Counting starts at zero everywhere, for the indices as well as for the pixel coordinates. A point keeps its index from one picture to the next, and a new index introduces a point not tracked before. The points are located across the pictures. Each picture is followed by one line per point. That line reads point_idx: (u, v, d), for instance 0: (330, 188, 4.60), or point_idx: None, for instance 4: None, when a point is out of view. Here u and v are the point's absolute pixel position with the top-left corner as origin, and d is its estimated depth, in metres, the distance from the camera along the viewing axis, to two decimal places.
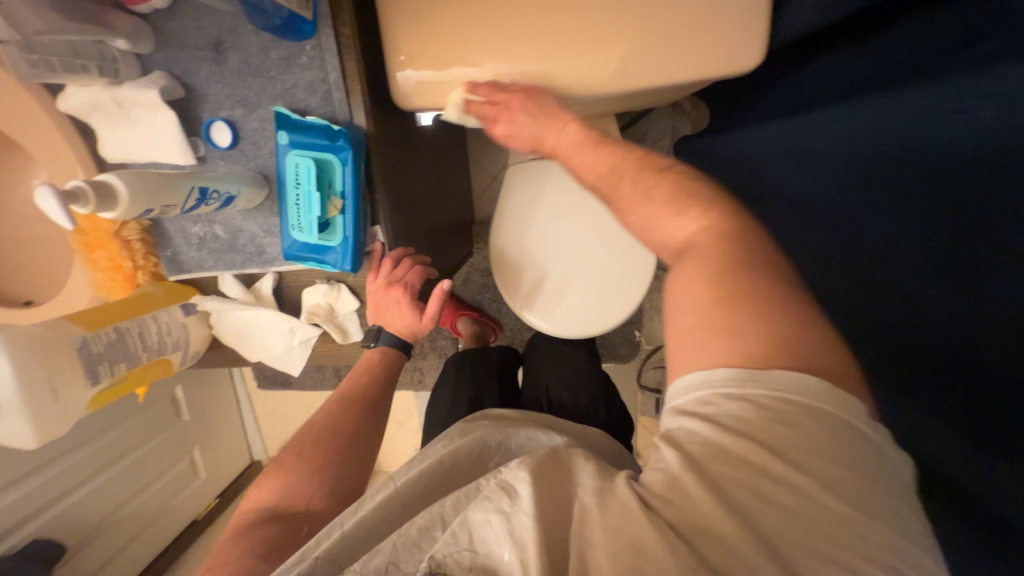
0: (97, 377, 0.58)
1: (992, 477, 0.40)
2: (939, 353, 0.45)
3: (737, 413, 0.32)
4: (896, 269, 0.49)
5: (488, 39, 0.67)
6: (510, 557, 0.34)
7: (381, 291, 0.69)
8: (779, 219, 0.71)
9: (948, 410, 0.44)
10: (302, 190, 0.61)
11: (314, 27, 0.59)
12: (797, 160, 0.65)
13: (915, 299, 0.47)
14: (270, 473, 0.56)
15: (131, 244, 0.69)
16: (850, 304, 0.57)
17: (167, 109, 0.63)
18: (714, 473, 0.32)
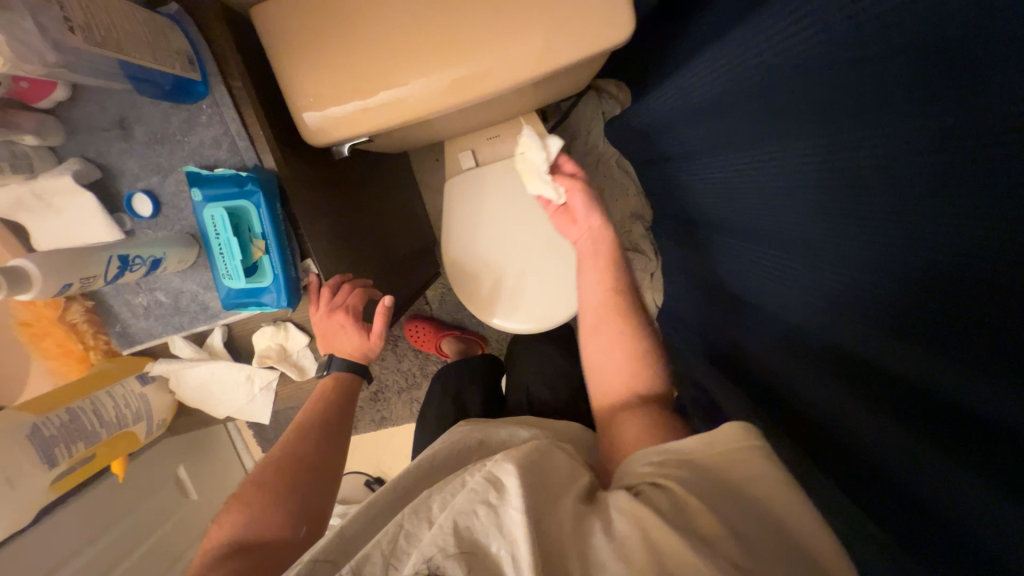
0: (54, 459, 0.59)
1: (990, 408, 0.37)
2: (918, 277, 0.40)
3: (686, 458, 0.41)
4: (854, 188, 0.45)
5: (382, 66, 0.73)
6: (499, 550, 0.35)
7: (322, 318, 0.70)
8: (730, 164, 0.68)
9: (929, 341, 0.41)
10: (222, 238, 0.63)
11: (206, 87, 0.63)
12: (733, 95, 0.62)
13: (886, 223, 0.42)
14: (232, 509, 0.55)
15: (78, 326, 0.70)
16: (818, 242, 0.53)
17: (86, 191, 0.66)
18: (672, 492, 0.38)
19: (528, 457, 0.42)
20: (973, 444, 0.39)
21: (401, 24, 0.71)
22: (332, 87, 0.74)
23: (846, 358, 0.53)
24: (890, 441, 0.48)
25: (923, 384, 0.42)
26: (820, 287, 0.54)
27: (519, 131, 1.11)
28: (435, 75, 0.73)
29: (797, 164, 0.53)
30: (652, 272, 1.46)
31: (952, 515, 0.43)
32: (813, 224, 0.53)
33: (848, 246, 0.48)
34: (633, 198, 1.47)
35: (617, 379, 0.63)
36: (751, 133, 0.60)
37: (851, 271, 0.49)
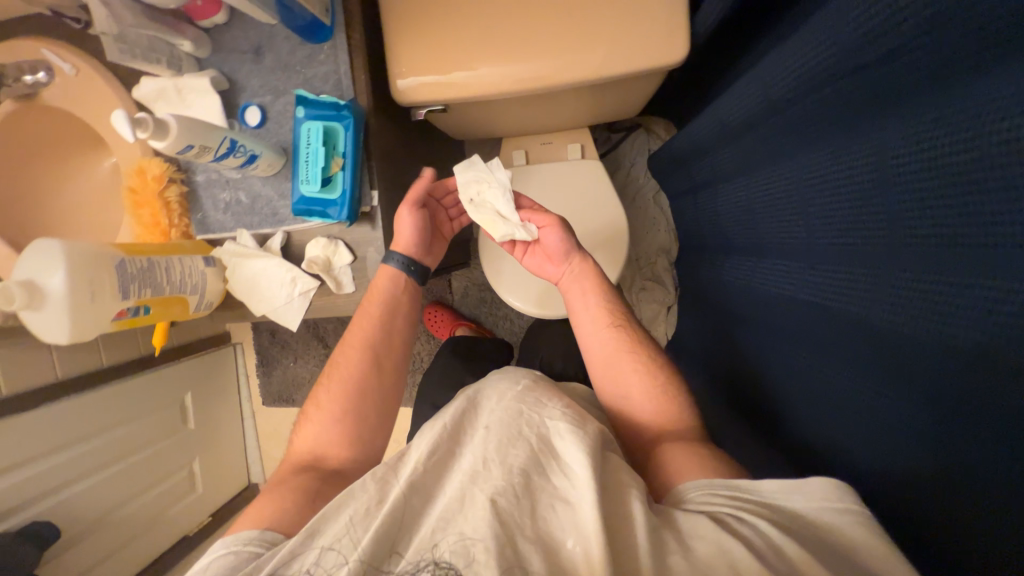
0: (128, 293, 0.69)
1: (1010, 422, 0.43)
2: (942, 306, 0.48)
3: (753, 495, 0.51)
4: (888, 222, 0.54)
5: (471, 50, 0.87)
6: (573, 546, 0.46)
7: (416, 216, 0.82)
8: (768, 194, 0.78)
9: (953, 363, 0.47)
10: (311, 148, 0.75)
11: (330, 33, 0.78)
12: (777, 129, 0.71)
13: (919, 259, 0.51)
14: (308, 424, 0.70)
15: (170, 205, 0.83)
16: (848, 271, 0.61)
17: (214, 94, 0.80)
18: (745, 516, 0.48)
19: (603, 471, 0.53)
20: (1008, 461, 0.44)
21: (493, 19, 0.86)
22: (427, 58, 0.88)
23: (870, 377, 0.59)
24: (914, 453, 0.54)
25: (951, 409, 0.49)
26: (855, 323, 0.61)
27: (568, 142, 1.25)
28: (512, 64, 0.86)
29: (836, 203, 0.62)
30: (670, 304, 1.51)
31: (972, 520, 0.48)
32: (849, 257, 0.61)
33: (880, 276, 0.56)
34: (663, 233, 1.55)
35: (639, 410, 0.72)
36: (795, 173, 0.70)
37: (879, 298, 0.56)
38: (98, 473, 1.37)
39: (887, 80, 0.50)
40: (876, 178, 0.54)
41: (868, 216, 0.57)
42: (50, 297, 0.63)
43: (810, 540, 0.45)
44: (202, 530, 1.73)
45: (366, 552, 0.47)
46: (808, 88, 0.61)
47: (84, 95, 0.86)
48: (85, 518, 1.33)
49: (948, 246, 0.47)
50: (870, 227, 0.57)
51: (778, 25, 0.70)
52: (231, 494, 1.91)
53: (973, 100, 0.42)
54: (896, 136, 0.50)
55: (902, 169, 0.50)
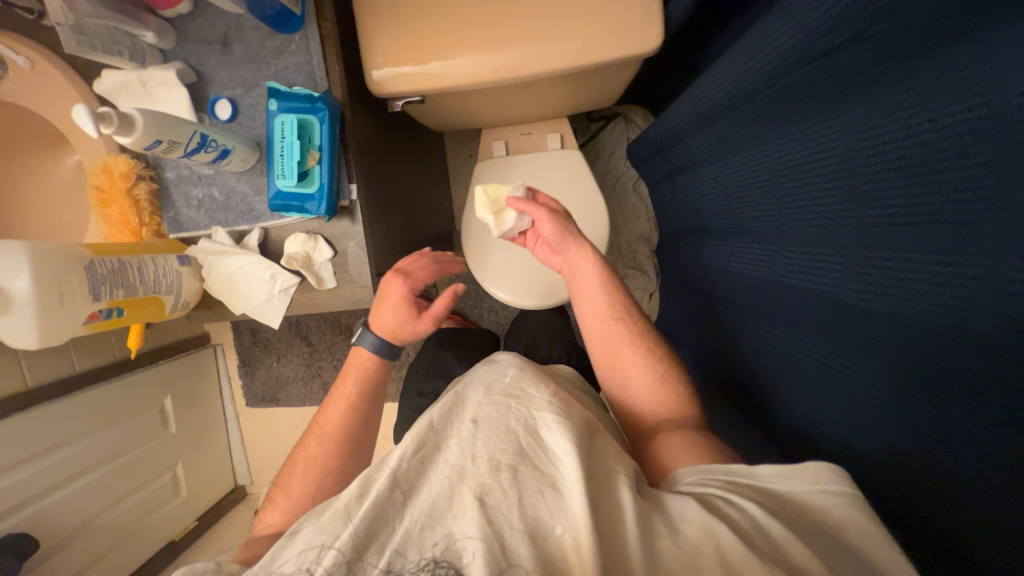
0: (99, 295, 0.67)
1: (978, 385, 0.45)
2: (911, 279, 0.50)
3: (747, 479, 0.53)
4: (859, 201, 0.56)
5: (448, 39, 0.86)
6: (563, 533, 0.47)
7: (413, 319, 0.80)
8: (742, 173, 0.80)
9: (925, 333, 0.50)
10: (286, 141, 0.74)
11: (301, 22, 0.76)
12: (751, 111, 0.72)
13: (889, 236, 0.53)
14: (276, 504, 0.69)
15: (140, 203, 0.81)
16: (822, 250, 0.64)
17: (181, 87, 0.77)
18: (735, 500, 0.50)
19: (592, 462, 0.53)
20: (974, 421, 0.47)
21: (469, 6, 0.85)
22: (402, 48, 0.87)
23: (845, 349, 0.62)
24: (888, 420, 0.57)
25: (922, 377, 0.51)
26: (830, 305, 0.63)
27: (548, 132, 1.26)
28: (489, 54, 0.85)
29: (809, 184, 0.64)
30: (651, 291, 1.54)
31: (945, 478, 0.51)
32: (822, 236, 0.64)
33: (853, 252, 0.58)
34: (643, 220, 1.57)
35: (642, 399, 0.73)
36: (769, 156, 0.71)
37: (853, 274, 0.58)
38: (77, 481, 1.34)
39: (850, 63, 0.52)
40: (846, 158, 0.56)
41: (840, 195, 0.59)
42: (14, 302, 0.60)
43: (793, 522, 0.48)
44: (189, 533, 1.71)
45: (350, 548, 0.48)
46: (776, 77, 0.63)
47: (42, 89, 0.82)
48: (64, 527, 1.30)
49: (914, 223, 0.49)
50: (842, 206, 0.59)
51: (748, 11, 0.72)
52: (217, 495, 1.89)
53: (935, 83, 0.44)
54: (864, 118, 0.52)
55: (871, 149, 0.52)
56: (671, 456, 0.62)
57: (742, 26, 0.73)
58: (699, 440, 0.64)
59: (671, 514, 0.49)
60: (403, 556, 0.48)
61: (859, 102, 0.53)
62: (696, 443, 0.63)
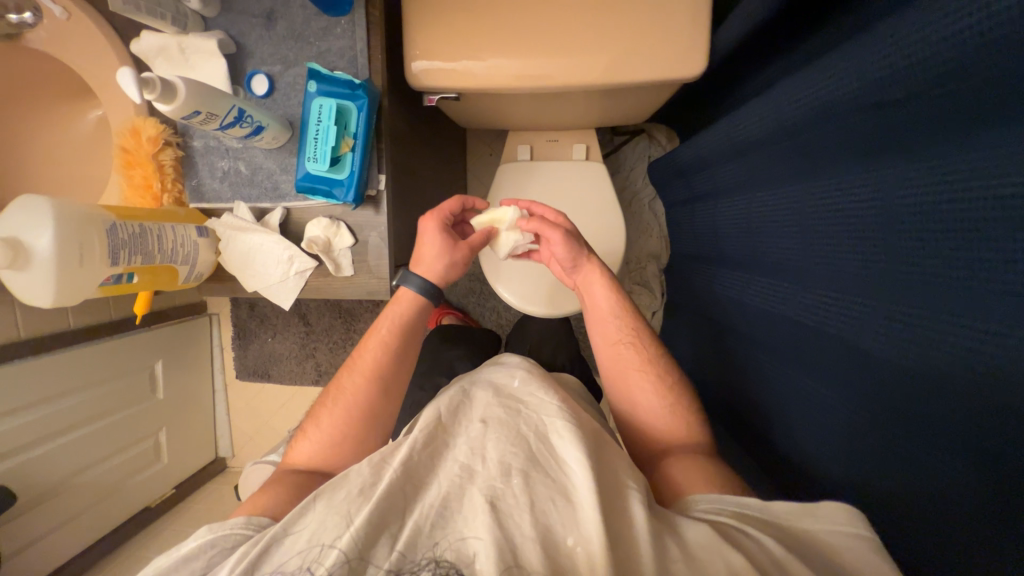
0: (116, 260, 0.66)
1: (989, 441, 0.46)
2: (932, 332, 0.51)
3: (761, 513, 0.53)
4: (887, 248, 0.57)
5: (492, 41, 0.85)
6: (572, 544, 0.47)
7: (453, 249, 0.81)
8: (767, 208, 0.81)
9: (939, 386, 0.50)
10: (322, 125, 0.73)
11: (349, 7, 0.75)
12: (785, 148, 0.73)
13: (914, 285, 0.53)
14: (309, 433, 0.69)
15: (164, 168, 0.80)
16: (842, 292, 0.64)
17: (221, 58, 0.77)
18: (749, 532, 0.50)
19: (602, 475, 0.53)
20: (978, 483, 0.48)
21: (517, 10, 0.84)
22: (444, 43, 0.86)
23: (854, 391, 0.62)
24: (893, 466, 0.57)
25: (931, 427, 0.52)
26: (843, 351, 0.64)
27: (574, 141, 1.26)
28: (531, 61, 0.85)
29: (837, 225, 0.64)
30: (655, 310, 1.55)
31: (947, 529, 0.51)
32: (844, 277, 0.64)
33: (875, 297, 0.59)
34: (655, 239, 1.58)
35: (653, 423, 0.73)
36: (797, 195, 0.72)
37: (872, 320, 0.59)
38: (57, 439, 1.32)
39: (894, 112, 0.53)
40: (880, 203, 0.57)
41: (868, 240, 0.59)
42: (34, 259, 0.59)
43: (807, 557, 0.48)
44: (164, 501, 1.69)
45: (357, 541, 0.47)
46: (820, 122, 0.64)
47: (75, 42, 0.80)
48: (40, 485, 1.27)
49: (937, 281, 0.50)
50: (869, 251, 0.60)
51: (797, 51, 0.73)
52: (197, 465, 1.87)
53: (974, 144, 0.45)
54: (904, 168, 0.53)
55: (906, 196, 0.53)
56: (682, 477, 0.63)
57: (791, 63, 0.74)
58: (707, 464, 0.65)
59: (676, 532, 0.49)
60: (410, 555, 0.47)
61: (898, 159, 0.54)
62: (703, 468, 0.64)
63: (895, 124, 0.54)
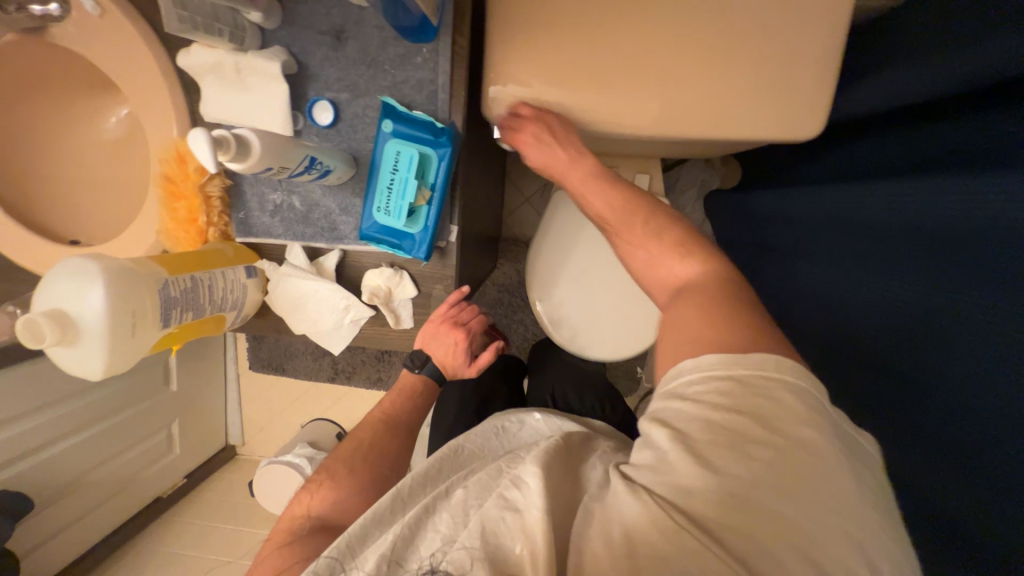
0: (169, 320, 0.59)
1: (992, 519, 0.45)
2: (949, 404, 0.50)
3: (725, 387, 0.43)
4: (913, 319, 0.56)
5: (582, 77, 0.73)
6: (520, 550, 0.46)
7: (463, 366, 0.77)
8: (800, 269, 0.81)
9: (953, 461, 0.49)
10: (398, 176, 0.65)
11: (436, 33, 0.65)
12: (840, 223, 0.72)
13: (914, 354, 0.54)
14: (324, 483, 0.62)
15: (211, 200, 0.71)
16: (858, 349, 0.64)
17: (282, 81, 0.67)
18: (705, 444, 0.40)
19: (549, 464, 0.54)
20: (986, 536, 0.45)
21: (617, 41, 0.70)
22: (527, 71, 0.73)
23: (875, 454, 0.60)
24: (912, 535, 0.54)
25: (938, 499, 0.51)
26: (855, 403, 0.64)
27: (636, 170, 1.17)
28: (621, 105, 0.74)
29: (871, 291, 0.63)
30: None
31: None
32: (862, 335, 0.63)
33: (889, 364, 0.58)
34: None
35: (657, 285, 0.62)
36: (832, 259, 0.73)
37: (884, 379, 0.59)
38: (70, 437, 1.26)
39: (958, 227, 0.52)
40: (922, 277, 0.56)
41: (900, 310, 0.58)
42: (82, 330, 0.53)
43: (719, 441, 0.40)
44: (175, 491, 1.66)
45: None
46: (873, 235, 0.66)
47: (108, 42, 0.69)
48: (52, 485, 1.22)
49: (933, 359, 0.52)
50: (890, 324, 0.59)
51: (892, 146, 0.71)
52: (207, 454, 1.84)
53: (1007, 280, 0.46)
54: (955, 258, 0.52)
55: (947, 279, 0.52)
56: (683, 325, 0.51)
57: (922, 141, 0.65)
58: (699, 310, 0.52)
59: None
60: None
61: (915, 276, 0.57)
62: (708, 323, 0.49)
63: (954, 240, 0.53)
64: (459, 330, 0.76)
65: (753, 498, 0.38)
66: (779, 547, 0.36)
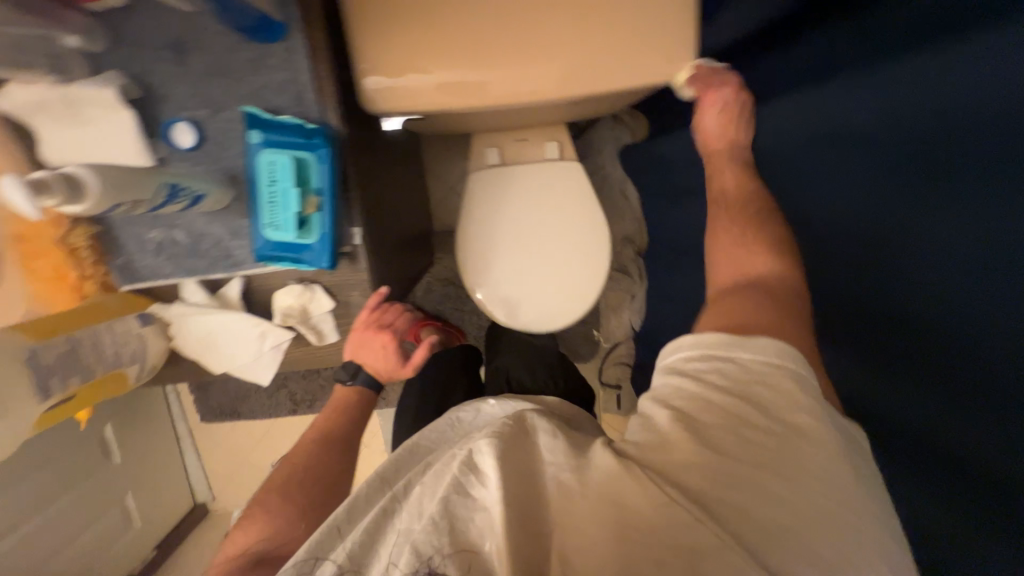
0: (48, 390, 0.54)
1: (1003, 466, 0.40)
2: (962, 348, 0.43)
3: (717, 363, 0.49)
4: (909, 251, 0.47)
5: (450, 50, 0.70)
6: (488, 549, 0.46)
7: (399, 368, 0.75)
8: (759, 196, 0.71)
9: (953, 406, 0.44)
10: (278, 187, 0.62)
11: (284, 30, 0.61)
12: (804, 139, 0.60)
13: (907, 293, 0.47)
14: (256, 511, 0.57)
15: (78, 251, 0.64)
16: (843, 287, 0.55)
17: (127, 108, 0.61)
18: (691, 414, 0.46)
19: (511, 438, 0.52)
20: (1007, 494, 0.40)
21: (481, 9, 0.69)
22: (397, 54, 0.70)
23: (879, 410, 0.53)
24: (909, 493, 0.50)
25: (956, 455, 0.44)
26: (853, 352, 0.55)
27: (546, 139, 1.17)
28: (497, 70, 0.70)
29: (844, 220, 0.55)
30: (634, 294, 1.45)
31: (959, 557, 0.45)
32: (844, 272, 0.55)
33: (887, 307, 0.50)
34: (628, 222, 1.44)
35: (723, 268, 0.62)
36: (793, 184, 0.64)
37: (881, 323, 0.51)
38: None
39: (929, 133, 0.44)
40: (909, 196, 0.46)
41: (885, 239, 0.49)
42: None
43: (716, 420, 0.45)
44: (146, 567, 1.55)
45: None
46: (895, 128, 0.48)
47: None
48: None
49: (940, 293, 0.44)
50: (880, 257, 0.50)
51: (793, 54, 0.64)
52: (175, 520, 1.72)
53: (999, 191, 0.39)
54: (938, 168, 0.43)
55: (933, 195, 0.44)
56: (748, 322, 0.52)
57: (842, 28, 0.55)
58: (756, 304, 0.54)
59: None
60: None
61: (940, 175, 0.43)
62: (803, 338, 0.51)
63: (923, 148, 0.45)
64: (387, 330, 0.75)
65: (743, 474, 0.41)
66: (762, 515, 0.40)
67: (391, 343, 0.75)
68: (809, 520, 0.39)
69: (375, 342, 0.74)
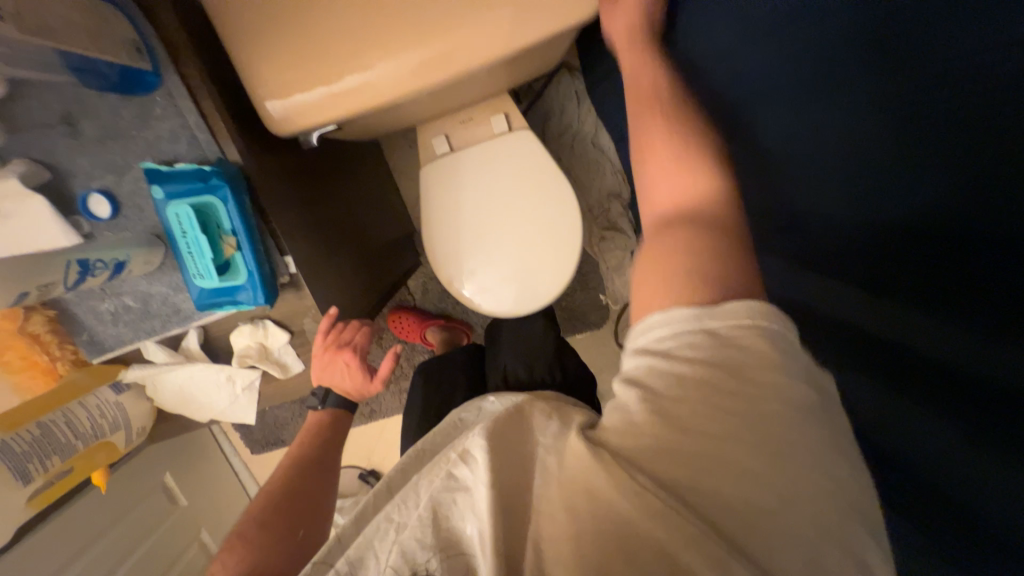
0: (27, 476, 0.59)
1: (1000, 376, 0.39)
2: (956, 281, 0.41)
3: (686, 332, 0.35)
4: (903, 174, 0.43)
5: (326, 49, 0.64)
6: (473, 532, 0.42)
7: (367, 382, 0.75)
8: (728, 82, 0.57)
9: (986, 334, 0.39)
10: (190, 236, 0.61)
11: (157, 76, 0.61)
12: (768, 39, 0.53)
13: (907, 195, 0.43)
14: (239, 543, 0.55)
15: (40, 337, 0.66)
16: (833, 193, 0.49)
17: (34, 196, 0.58)
18: (666, 403, 0.34)
19: (499, 425, 0.47)
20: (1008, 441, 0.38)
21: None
22: (280, 68, 0.65)
23: (889, 354, 0.46)
24: (922, 440, 0.44)
25: (975, 383, 0.40)
26: (857, 275, 0.48)
27: (492, 112, 1.11)
28: (378, 56, 0.64)
29: (832, 122, 0.48)
30: (633, 249, 1.27)
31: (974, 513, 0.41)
32: (826, 180, 0.50)
33: (871, 218, 0.46)
34: (609, 174, 1.27)
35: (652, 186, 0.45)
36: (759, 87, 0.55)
37: (894, 231, 0.44)
38: None
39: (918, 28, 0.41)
40: (906, 102, 0.42)
41: (874, 147, 0.45)
42: None
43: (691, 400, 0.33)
44: None
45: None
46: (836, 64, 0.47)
47: None
48: None
49: (945, 196, 0.41)
50: (875, 165, 0.45)
51: None
52: None
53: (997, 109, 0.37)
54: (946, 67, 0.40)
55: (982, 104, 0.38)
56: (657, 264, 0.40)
57: None
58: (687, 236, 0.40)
59: None
60: None
61: (947, 107, 0.40)
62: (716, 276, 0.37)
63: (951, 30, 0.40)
64: (344, 349, 0.74)
65: (715, 464, 0.31)
66: (765, 517, 0.30)
67: (348, 360, 0.74)
68: (796, 511, 0.30)
69: (336, 361, 0.74)
